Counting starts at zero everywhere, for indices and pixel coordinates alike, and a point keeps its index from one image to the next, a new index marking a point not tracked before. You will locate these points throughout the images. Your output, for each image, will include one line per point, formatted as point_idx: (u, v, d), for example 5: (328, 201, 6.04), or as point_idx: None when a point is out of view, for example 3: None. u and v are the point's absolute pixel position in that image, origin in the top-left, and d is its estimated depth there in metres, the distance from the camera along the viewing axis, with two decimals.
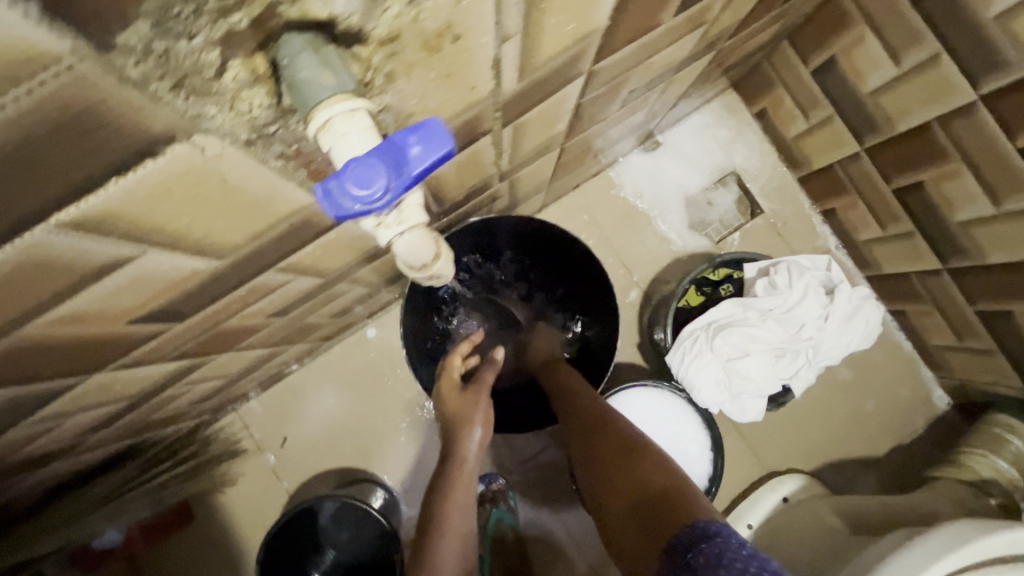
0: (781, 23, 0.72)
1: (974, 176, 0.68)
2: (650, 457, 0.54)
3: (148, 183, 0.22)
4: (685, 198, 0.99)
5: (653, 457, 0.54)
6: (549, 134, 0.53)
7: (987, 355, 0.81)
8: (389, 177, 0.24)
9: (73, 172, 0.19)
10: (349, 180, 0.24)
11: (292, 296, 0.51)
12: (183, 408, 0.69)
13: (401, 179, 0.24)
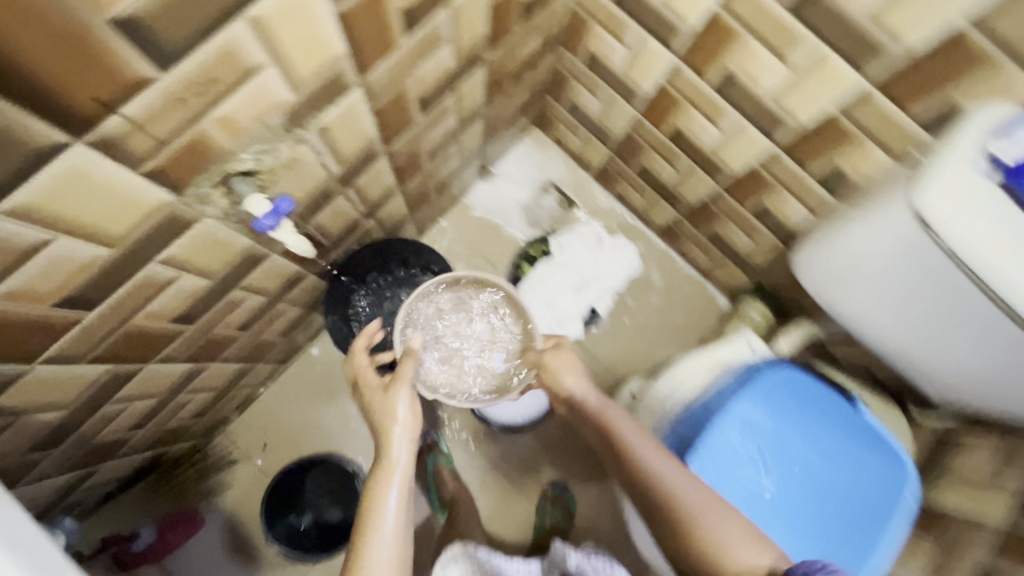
0: (530, 87, 1.15)
1: (660, 155, 1.11)
2: (714, 518, 0.70)
3: (187, 242, 0.57)
4: (521, 206, 1.39)
5: (717, 517, 0.70)
6: (384, 186, 0.90)
7: (724, 262, 1.24)
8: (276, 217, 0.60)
9: (165, 241, 0.54)
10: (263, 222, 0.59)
11: (250, 311, 0.85)
12: (187, 421, 0.99)
13: (280, 215, 0.60)
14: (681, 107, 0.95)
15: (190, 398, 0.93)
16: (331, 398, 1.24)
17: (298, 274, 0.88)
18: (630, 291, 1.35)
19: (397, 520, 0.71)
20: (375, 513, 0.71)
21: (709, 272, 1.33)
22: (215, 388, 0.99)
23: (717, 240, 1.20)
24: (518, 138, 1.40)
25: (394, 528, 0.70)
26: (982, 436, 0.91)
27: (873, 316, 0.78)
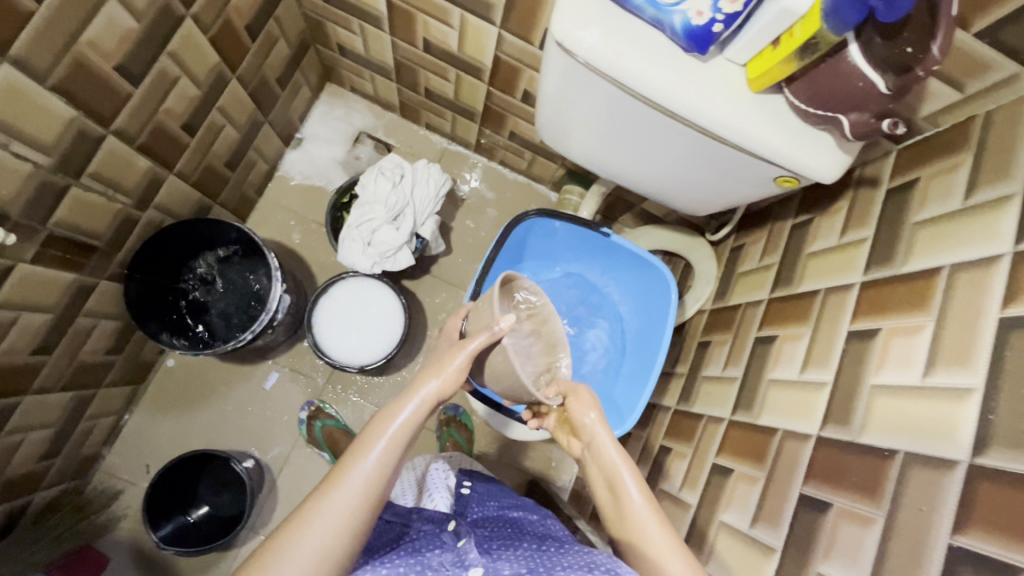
0: (286, 40, 1.14)
1: (429, 71, 1.14)
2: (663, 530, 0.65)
3: None
4: (339, 162, 1.39)
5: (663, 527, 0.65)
6: (139, 170, 0.89)
7: (534, 159, 1.31)
8: None
9: None
10: None
11: (35, 330, 0.83)
12: (35, 466, 0.99)
13: None
14: (414, 17, 0.98)
15: (21, 438, 0.92)
16: (202, 401, 1.24)
17: (79, 281, 0.87)
18: (466, 211, 1.41)
19: (376, 469, 0.57)
20: (355, 455, 0.58)
21: (531, 173, 1.40)
22: (51, 423, 0.98)
23: (517, 139, 1.26)
24: (315, 97, 1.39)
25: (371, 478, 0.56)
26: (754, 238, 1.03)
27: (611, 158, 0.82)
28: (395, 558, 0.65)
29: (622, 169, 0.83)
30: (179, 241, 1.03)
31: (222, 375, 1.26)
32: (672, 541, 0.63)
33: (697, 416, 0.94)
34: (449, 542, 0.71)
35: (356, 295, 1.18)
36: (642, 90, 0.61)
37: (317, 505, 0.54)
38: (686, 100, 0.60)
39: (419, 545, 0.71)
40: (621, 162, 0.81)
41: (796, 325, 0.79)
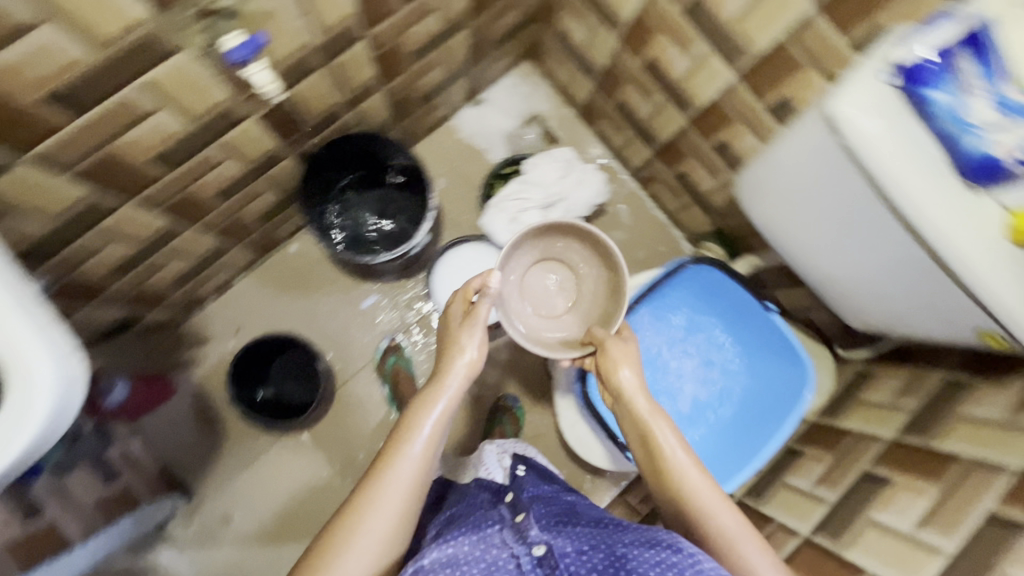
0: (519, 9, 1.18)
1: (636, 87, 1.15)
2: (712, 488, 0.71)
3: (165, 72, 0.62)
4: (505, 134, 1.44)
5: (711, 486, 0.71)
6: (365, 77, 0.95)
7: (689, 205, 1.31)
8: (245, 49, 0.63)
9: (144, 62, 0.59)
10: (235, 51, 0.63)
11: (228, 178, 0.90)
12: (164, 289, 1.08)
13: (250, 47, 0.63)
14: (656, 35, 0.99)
15: (168, 261, 1.00)
16: (303, 294, 1.31)
17: (277, 152, 0.94)
18: (599, 225, 1.43)
19: (420, 458, 0.71)
20: (406, 437, 0.72)
21: (676, 215, 1.40)
22: (194, 258, 1.06)
23: (683, 180, 1.26)
24: (510, 67, 1.44)
25: (417, 465, 0.71)
26: (889, 372, 0.99)
27: (800, 235, 0.81)
28: (459, 537, 0.70)
29: (784, 224, 0.82)
30: (356, 150, 1.10)
31: (330, 278, 1.33)
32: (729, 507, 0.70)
33: (768, 518, 0.91)
34: (506, 517, 0.74)
35: (476, 259, 1.18)
36: (875, 171, 0.60)
37: (369, 502, 0.68)
38: (921, 204, 0.59)
39: (476, 521, 0.75)
40: (789, 217, 0.80)
41: (921, 478, 0.75)
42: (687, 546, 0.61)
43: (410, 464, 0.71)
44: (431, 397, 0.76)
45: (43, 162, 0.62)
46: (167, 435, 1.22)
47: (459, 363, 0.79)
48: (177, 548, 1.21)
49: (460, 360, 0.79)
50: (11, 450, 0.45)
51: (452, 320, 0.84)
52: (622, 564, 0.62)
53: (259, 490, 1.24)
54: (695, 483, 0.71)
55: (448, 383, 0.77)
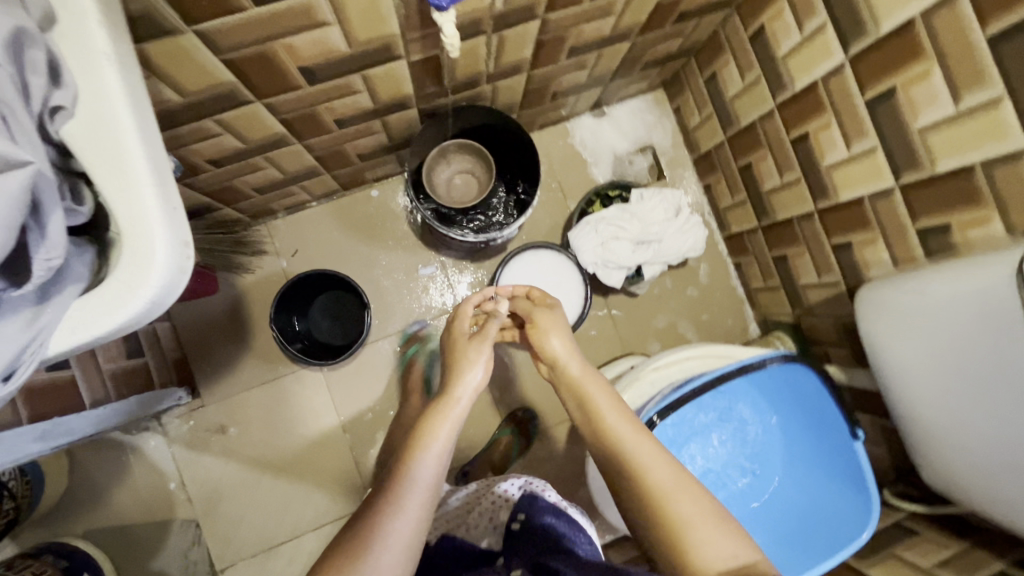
0: (683, 40, 1.13)
1: (772, 157, 1.09)
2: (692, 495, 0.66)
3: None
4: (614, 155, 1.39)
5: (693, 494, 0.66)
6: (519, 56, 0.91)
7: (775, 291, 1.25)
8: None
9: None
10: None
11: (355, 109, 0.88)
12: (248, 191, 1.05)
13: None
14: (821, 114, 0.94)
15: (264, 167, 0.98)
16: (368, 240, 1.28)
17: (409, 99, 0.91)
18: (674, 275, 1.38)
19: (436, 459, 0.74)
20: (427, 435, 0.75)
21: (755, 294, 1.34)
22: (286, 172, 1.04)
23: (781, 264, 1.20)
24: (644, 91, 1.39)
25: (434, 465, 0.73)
26: (935, 536, 0.93)
27: (913, 378, 0.76)
28: None
29: (898, 361, 0.77)
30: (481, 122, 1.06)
31: (399, 234, 1.30)
32: (710, 517, 0.64)
33: None
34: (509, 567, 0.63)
35: (550, 269, 1.13)
36: None
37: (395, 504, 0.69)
38: None
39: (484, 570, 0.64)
40: (911, 359, 0.75)
41: None
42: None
43: (428, 468, 0.73)
44: (438, 411, 0.78)
45: (207, 39, 0.59)
46: (196, 328, 1.21)
47: (467, 377, 0.83)
48: (166, 438, 1.20)
49: (469, 377, 0.82)
50: (117, 314, 0.40)
51: (460, 340, 0.88)
52: None
53: (261, 413, 1.22)
54: (642, 455, 0.69)
55: (459, 396, 0.80)
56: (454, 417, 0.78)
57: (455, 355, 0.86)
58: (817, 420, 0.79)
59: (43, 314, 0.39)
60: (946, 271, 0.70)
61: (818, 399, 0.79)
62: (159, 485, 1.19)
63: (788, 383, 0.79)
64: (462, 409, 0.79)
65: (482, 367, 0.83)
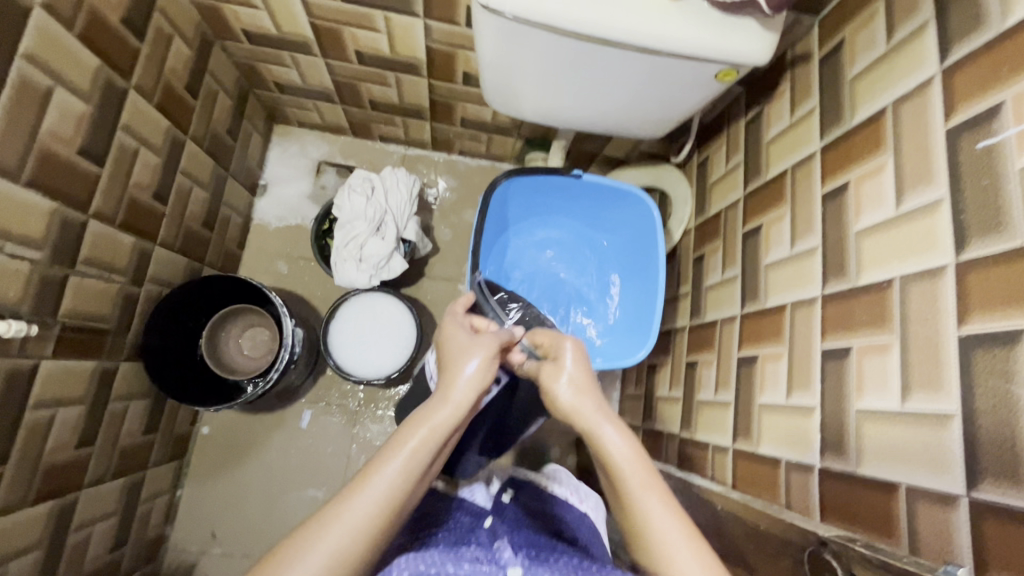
0: (226, 93, 1.15)
1: (369, 83, 1.17)
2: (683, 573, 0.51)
3: None
4: (308, 197, 1.41)
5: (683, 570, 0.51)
6: (128, 247, 0.90)
7: (493, 140, 1.36)
8: None
9: None
10: None
11: (74, 423, 0.85)
12: (109, 557, 1.00)
13: None
14: (342, 33, 1.00)
15: (88, 533, 0.93)
16: (245, 461, 1.26)
17: (103, 367, 0.89)
18: (441, 209, 1.46)
19: (399, 478, 0.53)
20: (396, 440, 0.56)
21: (490, 154, 1.44)
22: (112, 512, 0.99)
23: (470, 124, 1.29)
24: (266, 141, 1.40)
25: (392, 487, 0.52)
26: (714, 146, 1.07)
27: (571, 104, 0.85)
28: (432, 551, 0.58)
29: (546, 106, 0.86)
30: (184, 304, 1.03)
31: (258, 427, 1.28)
32: (681, 525, 0.54)
33: (712, 323, 0.98)
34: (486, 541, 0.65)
35: (360, 314, 1.18)
36: (567, 29, 0.65)
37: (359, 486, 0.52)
38: (600, 28, 0.64)
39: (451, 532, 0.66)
40: (545, 100, 0.85)
41: (775, 209, 0.84)
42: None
43: (410, 465, 0.54)
44: (431, 423, 0.57)
45: None
46: None
47: (466, 375, 0.62)
48: None
49: (464, 375, 0.62)
50: None
51: (455, 333, 0.70)
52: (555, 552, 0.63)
53: None
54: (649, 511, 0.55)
55: (456, 393, 0.60)
56: (442, 426, 0.57)
57: (448, 354, 0.67)
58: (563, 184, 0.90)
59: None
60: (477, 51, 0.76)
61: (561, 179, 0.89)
62: None
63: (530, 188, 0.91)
64: (467, 405, 0.60)
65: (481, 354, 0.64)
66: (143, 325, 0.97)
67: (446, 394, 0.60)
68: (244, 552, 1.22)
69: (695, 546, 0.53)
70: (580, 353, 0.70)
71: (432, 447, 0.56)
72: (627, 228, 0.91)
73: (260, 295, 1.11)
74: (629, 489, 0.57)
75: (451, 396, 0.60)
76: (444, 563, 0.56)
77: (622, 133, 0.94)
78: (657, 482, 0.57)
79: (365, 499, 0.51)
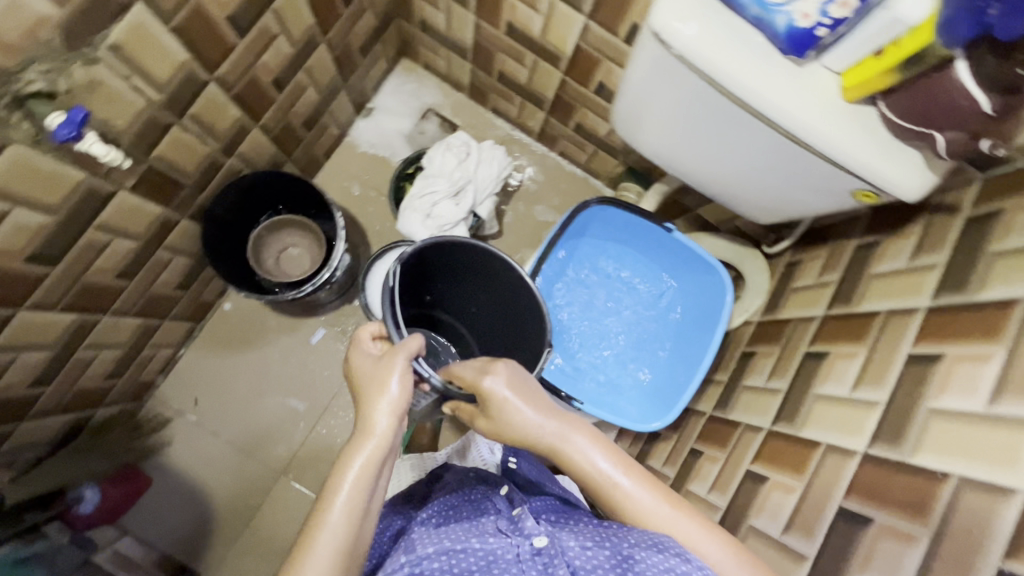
0: (374, 12, 1.17)
1: (507, 55, 1.16)
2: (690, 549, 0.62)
3: None
4: (405, 136, 1.43)
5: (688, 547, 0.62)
6: (232, 118, 0.93)
7: (597, 154, 1.33)
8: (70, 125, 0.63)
9: None
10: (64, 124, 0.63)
11: (124, 254, 0.88)
12: (102, 383, 1.05)
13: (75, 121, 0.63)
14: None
15: (95, 354, 0.98)
16: (249, 348, 1.30)
17: (167, 215, 0.93)
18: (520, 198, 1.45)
19: (344, 523, 0.56)
20: (328, 498, 0.57)
21: (588, 166, 1.42)
22: (121, 343, 1.04)
23: (582, 131, 1.27)
24: (389, 69, 1.43)
25: (340, 532, 0.56)
26: (813, 252, 1.02)
27: (695, 156, 0.81)
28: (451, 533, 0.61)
29: (671, 148, 0.83)
30: (255, 188, 1.08)
31: (272, 323, 1.31)
32: (661, 497, 0.65)
33: (735, 423, 0.94)
34: (505, 508, 0.68)
35: None
36: (732, 87, 0.61)
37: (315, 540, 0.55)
38: (768, 100, 0.60)
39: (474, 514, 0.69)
40: (670, 142, 0.81)
41: (851, 344, 0.79)
42: (697, 559, 0.54)
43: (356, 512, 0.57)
44: (360, 471, 0.59)
45: None
46: (157, 523, 1.21)
47: (381, 407, 0.62)
48: None
49: (376, 413, 0.62)
50: None
51: (356, 374, 0.67)
52: (628, 564, 0.53)
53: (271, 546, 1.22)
54: (632, 496, 0.65)
55: (376, 427, 0.61)
56: (367, 466, 0.59)
57: (360, 383, 0.65)
58: (667, 250, 0.89)
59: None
60: (626, 73, 0.74)
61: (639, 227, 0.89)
62: None
63: (607, 225, 0.90)
64: (387, 438, 0.61)
65: (385, 393, 0.62)
66: (213, 193, 1.01)
67: (368, 430, 0.61)
68: (214, 428, 1.26)
69: (687, 517, 0.64)
70: (514, 372, 0.70)
71: (369, 482, 0.59)
72: (691, 300, 0.89)
73: (325, 207, 1.14)
74: (597, 468, 0.66)
75: (372, 434, 0.61)
76: (469, 538, 0.59)
77: (732, 204, 0.90)
78: (628, 463, 0.67)
79: (326, 542, 0.55)
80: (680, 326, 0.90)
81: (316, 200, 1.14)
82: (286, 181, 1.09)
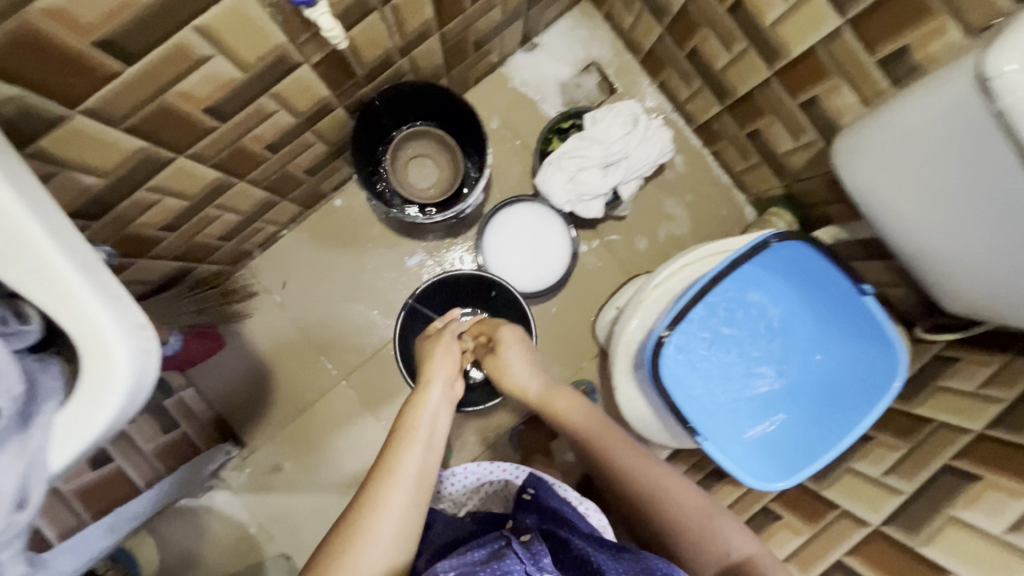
0: None
1: (714, 35, 1.04)
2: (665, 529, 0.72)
3: (212, 16, 0.56)
4: (560, 84, 1.33)
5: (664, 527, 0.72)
6: (423, 19, 0.86)
7: (759, 167, 1.21)
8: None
9: (192, 6, 0.53)
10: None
11: (281, 128, 0.85)
12: (214, 242, 1.05)
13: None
14: None
15: (219, 215, 0.97)
16: (346, 249, 1.28)
17: (330, 101, 0.88)
18: (655, 187, 1.36)
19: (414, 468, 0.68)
20: (398, 447, 0.70)
21: (739, 176, 1.30)
22: (242, 211, 1.02)
23: (755, 140, 1.15)
24: (567, 7, 1.31)
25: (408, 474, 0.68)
26: (980, 357, 0.91)
27: (926, 219, 0.72)
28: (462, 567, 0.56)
29: (896, 198, 0.75)
30: (410, 96, 1.02)
31: (373, 233, 1.29)
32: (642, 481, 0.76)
33: (831, 503, 0.87)
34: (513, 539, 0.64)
35: (529, 220, 1.13)
36: None
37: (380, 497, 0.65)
38: None
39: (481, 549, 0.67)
40: (902, 193, 0.73)
41: (1016, 481, 0.70)
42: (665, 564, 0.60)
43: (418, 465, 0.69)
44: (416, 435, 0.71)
45: (100, 117, 0.58)
46: (220, 384, 1.25)
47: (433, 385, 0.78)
48: (231, 491, 1.25)
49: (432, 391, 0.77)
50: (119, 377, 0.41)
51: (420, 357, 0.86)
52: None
53: (318, 443, 1.26)
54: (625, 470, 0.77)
55: (426, 402, 0.75)
56: (422, 432, 0.72)
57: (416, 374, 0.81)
58: (838, 297, 0.79)
59: (32, 438, 0.40)
60: (905, 100, 0.67)
61: (814, 266, 0.78)
62: (239, 532, 1.23)
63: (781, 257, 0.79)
64: (437, 416, 0.75)
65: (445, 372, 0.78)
66: (377, 90, 0.97)
67: (418, 402, 0.76)
68: (294, 314, 1.27)
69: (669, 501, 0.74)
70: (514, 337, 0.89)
71: (422, 445, 0.71)
72: (848, 365, 0.80)
73: (475, 136, 1.08)
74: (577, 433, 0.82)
75: (427, 406, 0.75)
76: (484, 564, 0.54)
77: (928, 278, 0.80)
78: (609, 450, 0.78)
79: (395, 490, 0.65)
80: (823, 389, 0.82)
81: (471, 127, 1.07)
82: (445, 97, 1.04)
